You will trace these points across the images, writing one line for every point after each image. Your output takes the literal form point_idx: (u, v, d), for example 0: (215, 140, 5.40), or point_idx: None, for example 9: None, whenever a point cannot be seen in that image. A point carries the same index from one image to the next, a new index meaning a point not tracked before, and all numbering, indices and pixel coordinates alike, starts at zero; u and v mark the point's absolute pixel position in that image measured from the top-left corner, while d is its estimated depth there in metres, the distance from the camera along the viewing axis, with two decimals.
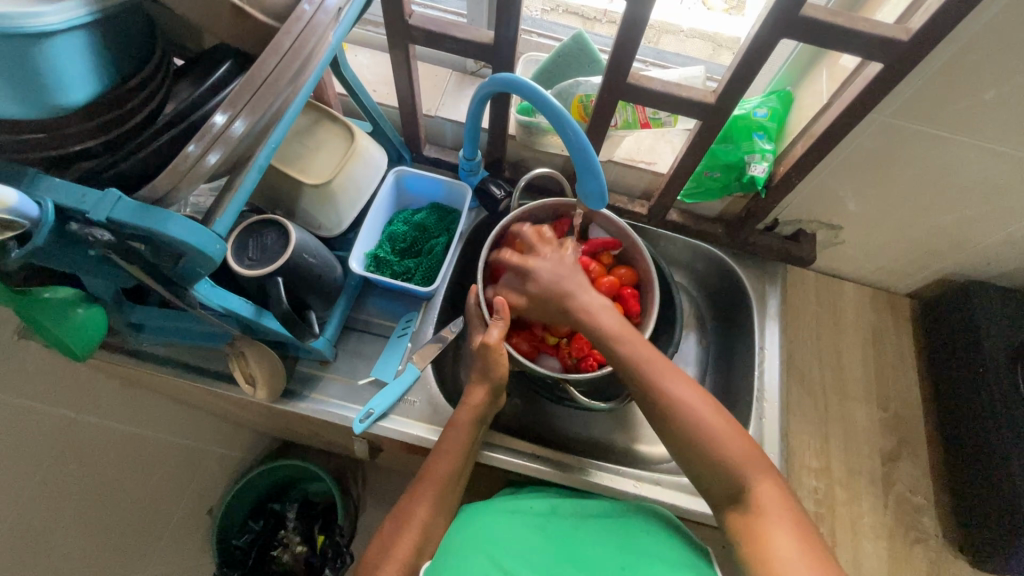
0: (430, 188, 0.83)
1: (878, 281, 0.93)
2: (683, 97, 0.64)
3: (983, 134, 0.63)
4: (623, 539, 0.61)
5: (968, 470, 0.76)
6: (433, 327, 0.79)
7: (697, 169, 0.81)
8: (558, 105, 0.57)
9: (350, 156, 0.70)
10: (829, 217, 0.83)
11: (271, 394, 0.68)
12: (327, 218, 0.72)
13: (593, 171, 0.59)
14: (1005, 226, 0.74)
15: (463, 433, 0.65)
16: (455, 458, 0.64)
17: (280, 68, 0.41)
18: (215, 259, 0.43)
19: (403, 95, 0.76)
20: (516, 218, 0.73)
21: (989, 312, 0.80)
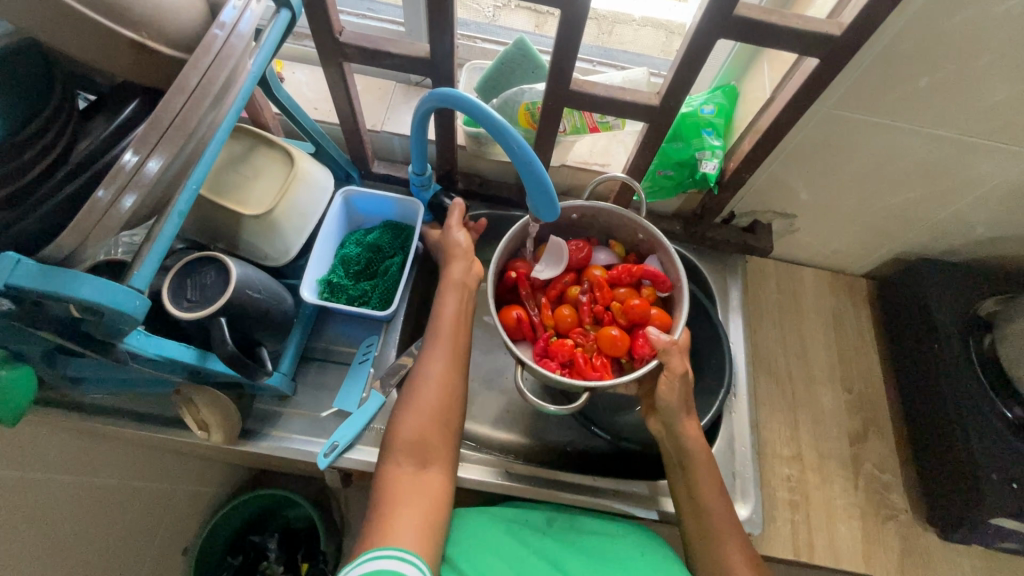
0: (381, 206, 0.80)
1: (835, 264, 0.95)
2: (627, 101, 0.63)
3: (921, 119, 0.64)
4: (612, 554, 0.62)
5: (932, 444, 0.78)
6: (395, 349, 0.77)
7: (650, 169, 0.81)
8: (500, 117, 0.56)
9: (290, 182, 0.67)
10: (782, 206, 0.84)
11: (228, 436, 0.65)
12: (272, 247, 0.68)
13: (543, 184, 0.57)
14: (948, 204, 0.77)
15: (452, 293, 0.68)
16: (448, 311, 0.67)
17: (189, 106, 0.38)
18: (138, 316, 0.40)
19: (344, 114, 0.73)
20: (579, 209, 0.71)
21: (940, 287, 0.83)
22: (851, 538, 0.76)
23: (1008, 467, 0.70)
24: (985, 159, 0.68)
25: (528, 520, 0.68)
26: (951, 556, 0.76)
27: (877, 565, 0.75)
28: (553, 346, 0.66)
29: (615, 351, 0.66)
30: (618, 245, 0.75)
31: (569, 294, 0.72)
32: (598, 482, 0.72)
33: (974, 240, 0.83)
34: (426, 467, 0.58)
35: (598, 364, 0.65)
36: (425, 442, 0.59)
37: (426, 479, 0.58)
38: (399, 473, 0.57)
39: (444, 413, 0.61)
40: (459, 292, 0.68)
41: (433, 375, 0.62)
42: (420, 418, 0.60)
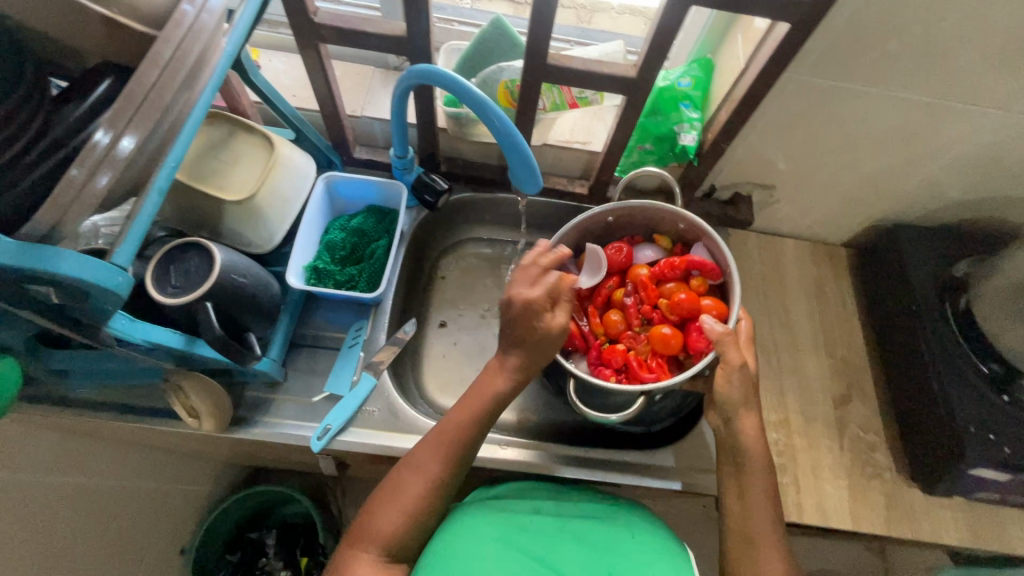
0: (364, 190, 0.80)
1: (815, 235, 0.97)
2: (604, 73, 0.64)
3: (892, 83, 0.65)
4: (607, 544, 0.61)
5: (913, 402, 0.80)
6: (386, 333, 0.78)
7: (630, 145, 0.81)
8: (480, 92, 0.57)
9: (271, 167, 0.66)
10: (762, 177, 0.86)
11: (217, 425, 0.64)
12: (256, 233, 0.68)
13: (523, 155, 0.59)
14: (921, 169, 0.78)
15: (476, 398, 0.63)
16: (463, 419, 0.62)
17: (163, 78, 0.38)
18: (121, 293, 0.40)
19: (322, 99, 0.73)
20: (614, 211, 0.75)
21: (917, 251, 0.85)
22: (838, 498, 0.78)
23: (985, 419, 0.72)
24: (954, 121, 0.70)
25: (515, 507, 0.66)
26: (936, 510, 0.78)
27: (864, 522, 0.77)
28: (607, 353, 0.70)
29: (670, 350, 0.68)
30: (664, 237, 0.77)
31: (615, 298, 0.74)
32: (589, 455, 0.74)
33: (949, 203, 0.85)
34: (434, 486, 0.59)
35: (654, 364, 0.69)
36: (394, 537, 0.57)
37: (428, 496, 0.59)
38: (406, 485, 0.59)
39: (419, 518, 0.58)
40: (484, 412, 0.63)
41: (465, 422, 0.62)
42: (398, 510, 0.58)
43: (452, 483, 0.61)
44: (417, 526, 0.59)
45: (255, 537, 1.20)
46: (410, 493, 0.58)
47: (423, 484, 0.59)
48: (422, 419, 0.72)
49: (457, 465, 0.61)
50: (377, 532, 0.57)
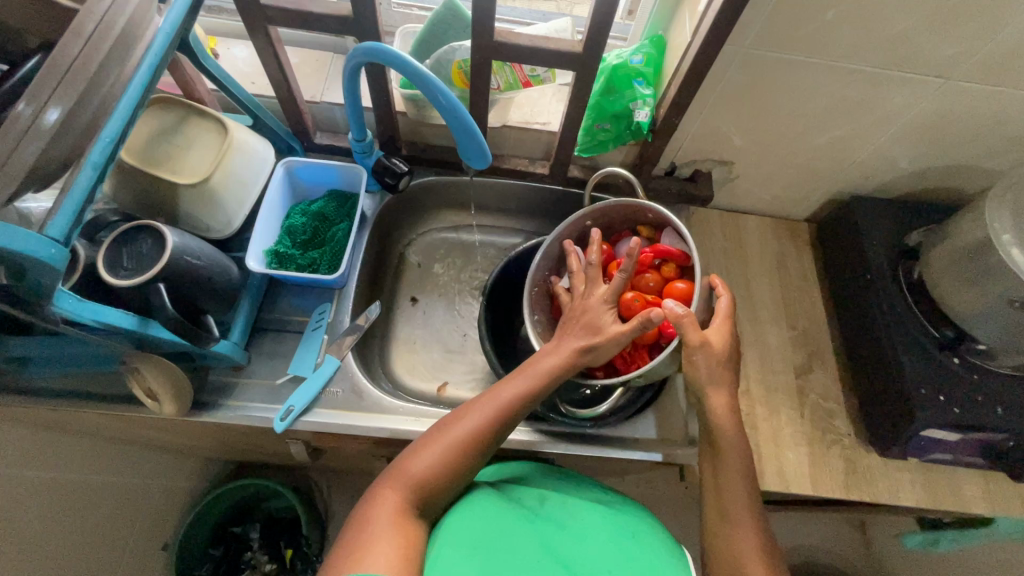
0: (324, 175, 0.81)
1: (777, 210, 0.99)
2: (551, 49, 0.65)
3: (833, 53, 0.67)
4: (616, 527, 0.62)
5: (869, 369, 0.82)
6: (349, 315, 0.78)
7: (588, 123, 0.82)
8: (422, 68, 0.57)
9: (225, 150, 0.67)
10: (719, 153, 0.87)
11: (179, 407, 0.65)
12: (214, 218, 0.69)
13: (470, 130, 0.59)
14: (871, 139, 0.80)
15: (537, 367, 0.66)
16: (518, 384, 0.65)
17: (85, 52, 0.40)
18: (55, 265, 0.40)
19: (277, 84, 0.73)
20: (592, 213, 0.77)
21: (872, 222, 0.87)
22: (798, 463, 0.80)
23: (935, 381, 0.74)
24: (898, 90, 0.71)
25: (523, 497, 0.68)
26: (894, 473, 0.80)
27: (824, 486, 0.79)
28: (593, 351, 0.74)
29: (649, 339, 0.72)
30: (645, 229, 0.79)
31: None
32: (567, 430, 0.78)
33: (902, 174, 0.87)
34: (478, 442, 0.62)
35: (640, 354, 0.73)
36: (425, 477, 0.59)
37: (469, 448, 0.61)
38: (450, 435, 0.61)
39: (454, 466, 0.60)
40: (540, 379, 0.65)
41: (517, 388, 0.65)
42: (434, 453, 0.60)
43: (494, 445, 0.63)
44: (451, 476, 0.60)
45: (239, 531, 1.22)
46: (453, 441, 0.61)
47: (462, 433, 0.61)
48: (386, 398, 0.73)
49: (503, 426, 0.64)
50: (412, 472, 0.59)
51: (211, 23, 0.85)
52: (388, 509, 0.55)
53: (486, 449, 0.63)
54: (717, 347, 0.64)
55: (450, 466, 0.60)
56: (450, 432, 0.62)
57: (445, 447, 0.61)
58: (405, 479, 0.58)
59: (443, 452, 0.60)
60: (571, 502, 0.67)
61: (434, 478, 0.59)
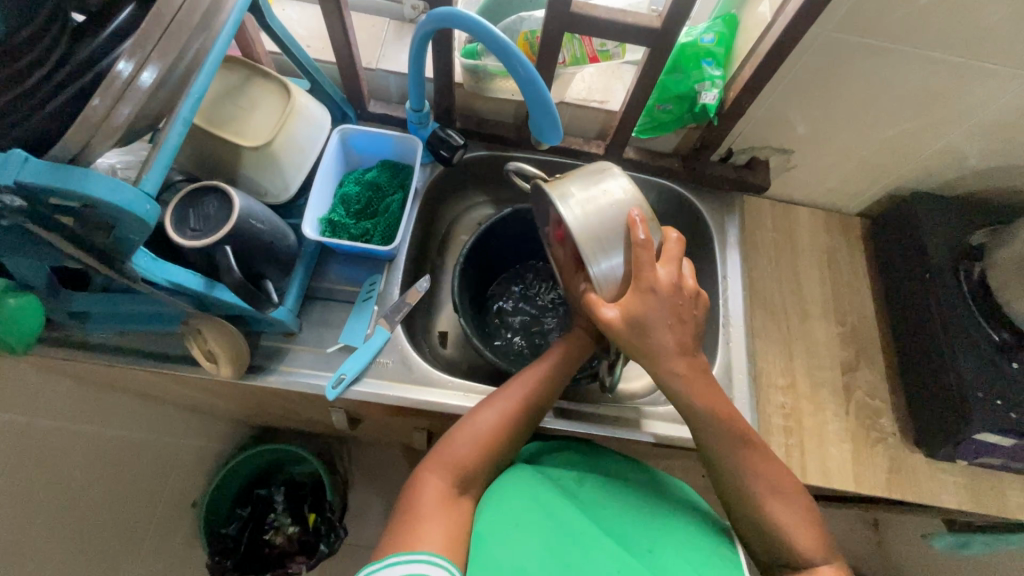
0: (378, 145, 0.80)
1: (829, 203, 0.97)
2: (628, 23, 0.62)
3: (921, 41, 0.64)
4: (660, 528, 0.60)
5: (920, 370, 0.80)
6: (399, 287, 0.78)
7: (649, 103, 0.80)
8: (502, 35, 0.55)
9: (288, 115, 0.66)
10: (780, 141, 0.85)
11: (235, 370, 0.65)
12: (273, 182, 0.68)
13: (544, 103, 0.58)
14: (942, 134, 0.78)
15: (552, 354, 0.67)
16: (539, 368, 0.66)
17: (191, 1, 0.40)
18: (149, 222, 0.41)
19: (339, 48, 0.71)
20: None
21: (933, 220, 0.84)
22: (840, 459, 0.79)
23: (993, 386, 0.73)
24: (982, 82, 0.68)
25: (560, 478, 0.65)
26: (938, 474, 0.79)
27: (866, 484, 0.78)
28: None
29: None
30: None
31: None
32: (575, 409, 0.76)
33: (968, 171, 0.84)
34: (509, 425, 0.63)
35: None
36: (464, 461, 0.60)
37: (502, 431, 0.62)
38: (480, 424, 0.62)
39: (490, 451, 0.61)
40: (561, 362, 0.67)
41: (540, 370, 0.66)
42: (469, 437, 0.61)
43: (524, 431, 0.65)
44: (489, 459, 0.61)
45: (264, 495, 1.23)
46: (485, 431, 0.62)
47: (495, 416, 0.63)
48: (435, 373, 0.73)
49: (531, 411, 0.65)
50: (452, 459, 0.60)
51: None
52: (433, 496, 0.57)
53: (518, 436, 0.64)
54: (617, 326, 0.55)
55: (488, 452, 0.61)
56: (480, 418, 0.63)
57: (478, 436, 0.61)
58: (447, 465, 0.59)
59: (479, 441, 0.61)
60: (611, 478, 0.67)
61: (474, 461, 0.60)
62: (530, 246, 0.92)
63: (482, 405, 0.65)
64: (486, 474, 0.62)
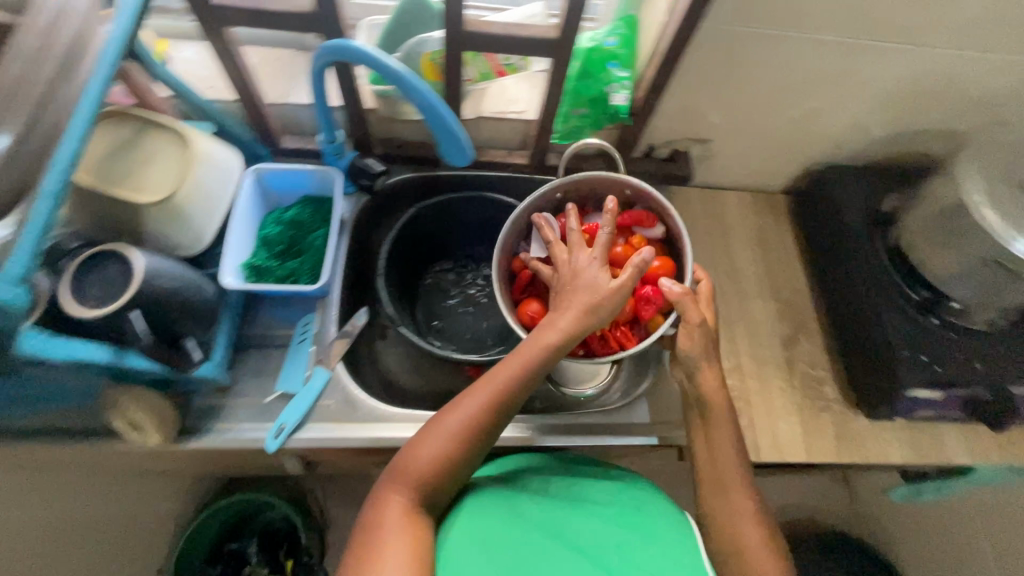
0: (295, 181, 0.77)
1: (753, 184, 1.00)
2: (525, 36, 0.62)
3: (805, 26, 0.67)
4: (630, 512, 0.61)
5: (853, 336, 0.83)
6: (336, 324, 0.76)
7: (564, 109, 0.81)
8: (395, 64, 0.54)
9: (189, 164, 0.63)
10: (696, 132, 0.87)
11: (166, 437, 0.62)
12: (184, 235, 0.65)
13: (449, 126, 0.57)
14: (844, 110, 0.82)
15: (526, 343, 0.59)
16: (513, 367, 0.58)
17: (27, 70, 0.41)
18: (19, 308, 0.39)
19: (238, 87, 0.69)
20: (562, 186, 0.70)
21: (847, 190, 0.88)
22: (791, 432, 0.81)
23: (918, 343, 0.76)
24: (869, 59, 0.72)
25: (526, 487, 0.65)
26: (880, 433, 0.83)
27: (816, 453, 0.81)
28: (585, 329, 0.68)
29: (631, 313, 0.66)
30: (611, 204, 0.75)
31: None
32: (553, 420, 0.76)
33: (873, 141, 0.88)
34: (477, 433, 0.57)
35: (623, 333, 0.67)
36: (428, 476, 0.55)
37: (467, 442, 0.57)
38: (444, 433, 0.56)
39: (455, 462, 0.56)
40: (541, 358, 0.58)
41: (512, 370, 0.58)
42: (433, 450, 0.56)
43: (499, 430, 0.60)
44: (453, 470, 0.57)
45: (236, 549, 1.18)
46: (457, 429, 0.57)
47: (459, 424, 0.57)
48: (382, 407, 0.71)
49: (500, 416, 0.59)
50: (418, 467, 0.56)
51: (150, 28, 0.78)
52: (396, 510, 0.53)
53: (493, 434, 0.59)
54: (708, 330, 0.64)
55: (453, 464, 0.56)
56: (446, 424, 0.57)
57: (448, 435, 0.57)
58: (408, 481, 0.55)
59: (449, 442, 0.56)
60: (576, 486, 0.66)
61: (437, 476, 0.56)
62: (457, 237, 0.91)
63: (450, 406, 0.58)
64: (452, 481, 0.57)
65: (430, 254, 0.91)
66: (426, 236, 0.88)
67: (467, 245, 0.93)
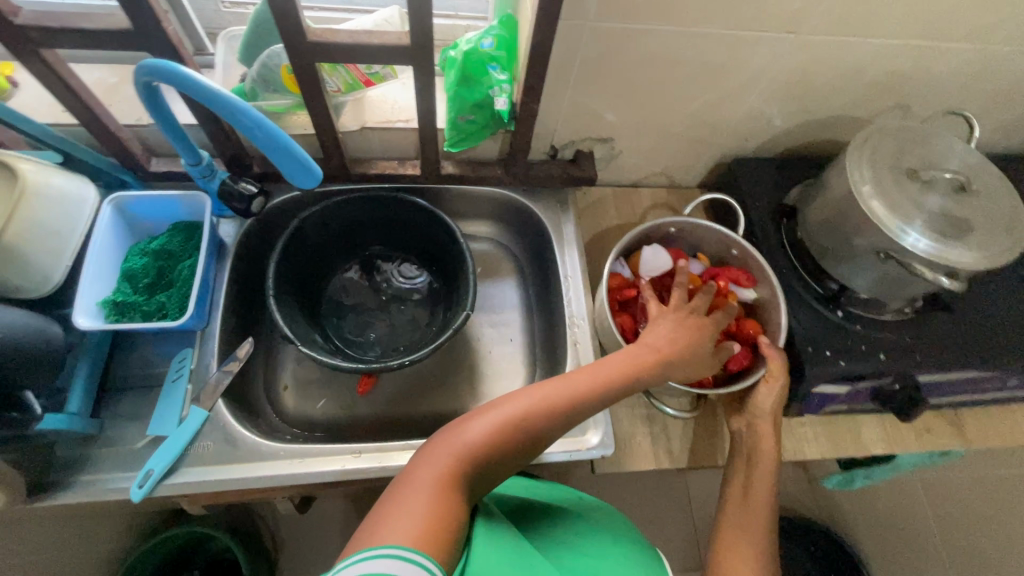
0: (163, 207, 0.73)
1: (668, 180, 0.97)
2: (375, 43, 0.58)
3: (677, 19, 0.64)
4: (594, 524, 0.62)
5: None
6: (217, 359, 0.72)
7: (450, 116, 0.76)
8: (211, 84, 0.51)
9: (16, 200, 0.58)
10: (596, 131, 0.84)
11: (11, 498, 0.58)
12: (22, 278, 0.60)
13: (283, 147, 0.53)
14: (740, 101, 0.79)
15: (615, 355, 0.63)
16: (591, 374, 0.61)
17: None
18: None
19: (78, 112, 0.63)
20: (676, 224, 0.82)
21: (753, 184, 0.86)
22: (708, 437, 0.79)
23: (824, 337, 0.74)
24: (752, 49, 0.70)
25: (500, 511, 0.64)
26: (797, 429, 0.81)
27: None
28: None
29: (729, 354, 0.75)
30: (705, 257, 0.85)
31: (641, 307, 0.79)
32: None
33: (778, 132, 0.87)
34: (535, 425, 0.56)
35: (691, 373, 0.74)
36: (474, 450, 0.53)
37: (523, 430, 0.55)
38: (511, 409, 0.56)
39: (502, 447, 0.54)
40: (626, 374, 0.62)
41: (596, 377, 0.61)
42: (490, 426, 0.54)
43: (553, 431, 0.57)
44: (496, 456, 0.54)
45: None
46: (525, 410, 0.56)
47: (526, 406, 0.56)
48: (265, 444, 0.67)
49: (557, 422, 0.58)
50: (468, 443, 0.53)
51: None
52: (433, 476, 0.50)
53: (549, 432, 0.57)
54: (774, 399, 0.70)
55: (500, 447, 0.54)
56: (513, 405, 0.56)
57: (504, 416, 0.55)
58: (454, 447, 0.52)
59: (511, 421, 0.55)
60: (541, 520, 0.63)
61: (482, 455, 0.53)
62: (356, 235, 0.85)
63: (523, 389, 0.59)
64: (488, 472, 0.54)
65: (328, 259, 0.85)
66: (326, 240, 0.82)
67: (366, 242, 0.88)
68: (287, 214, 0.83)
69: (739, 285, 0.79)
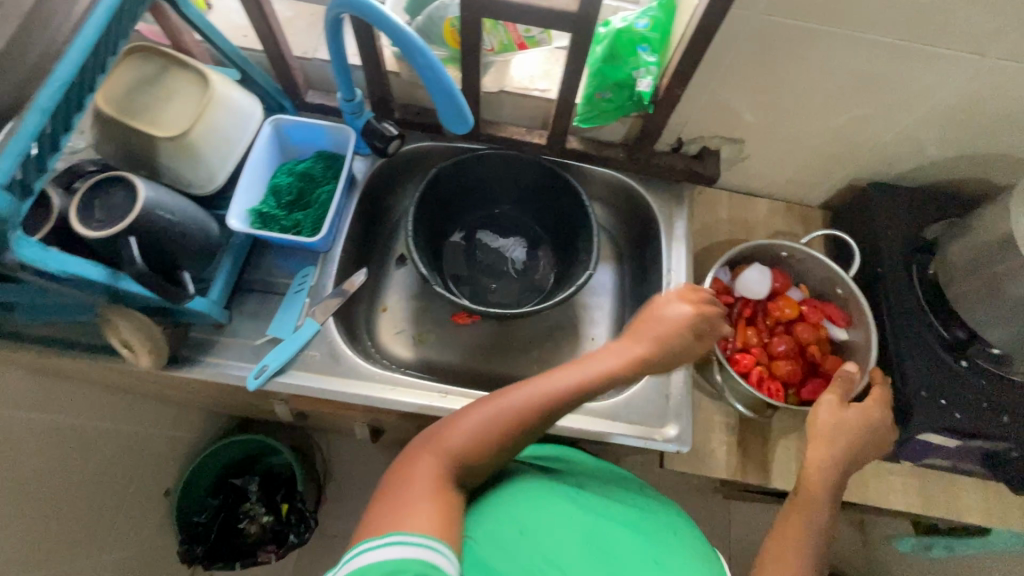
0: (312, 134, 0.79)
1: (789, 194, 0.93)
2: (544, 7, 0.60)
3: (852, 22, 0.61)
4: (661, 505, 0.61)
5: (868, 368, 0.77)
6: (333, 281, 0.78)
7: (588, 92, 0.78)
8: (396, 21, 0.54)
9: (204, 104, 0.65)
10: (728, 130, 0.82)
11: (155, 361, 0.66)
12: (195, 173, 0.67)
13: (445, 90, 0.57)
14: (895, 121, 0.75)
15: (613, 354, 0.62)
16: (590, 371, 0.59)
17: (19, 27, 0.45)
18: None
19: (264, 37, 0.70)
20: (789, 248, 0.79)
21: (889, 212, 0.81)
22: (787, 460, 0.76)
23: (942, 384, 0.69)
24: (926, 67, 0.65)
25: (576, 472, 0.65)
26: (886, 476, 0.76)
27: None
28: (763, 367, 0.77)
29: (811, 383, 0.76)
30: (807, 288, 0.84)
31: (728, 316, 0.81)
32: None
33: (928, 162, 0.81)
34: (526, 420, 0.56)
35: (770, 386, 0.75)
36: (468, 450, 0.53)
37: (513, 426, 0.55)
38: (496, 409, 0.55)
39: (501, 442, 0.55)
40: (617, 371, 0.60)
41: (579, 378, 0.59)
42: (471, 426, 0.54)
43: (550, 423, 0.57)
44: (493, 451, 0.55)
45: (239, 484, 1.22)
46: (509, 402, 0.56)
47: (509, 406, 0.56)
48: (363, 365, 0.73)
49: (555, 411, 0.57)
50: (451, 442, 0.54)
51: None
52: (423, 478, 0.51)
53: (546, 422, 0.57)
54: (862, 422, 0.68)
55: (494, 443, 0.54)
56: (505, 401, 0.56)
57: (485, 415, 0.55)
58: (439, 450, 0.53)
59: (497, 413, 0.55)
60: (617, 489, 0.63)
61: (476, 450, 0.54)
62: (486, 188, 0.88)
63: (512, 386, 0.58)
64: (487, 466, 0.55)
65: (456, 208, 0.88)
66: (464, 186, 0.85)
67: (496, 202, 0.91)
68: (417, 163, 0.88)
69: (834, 323, 0.80)
